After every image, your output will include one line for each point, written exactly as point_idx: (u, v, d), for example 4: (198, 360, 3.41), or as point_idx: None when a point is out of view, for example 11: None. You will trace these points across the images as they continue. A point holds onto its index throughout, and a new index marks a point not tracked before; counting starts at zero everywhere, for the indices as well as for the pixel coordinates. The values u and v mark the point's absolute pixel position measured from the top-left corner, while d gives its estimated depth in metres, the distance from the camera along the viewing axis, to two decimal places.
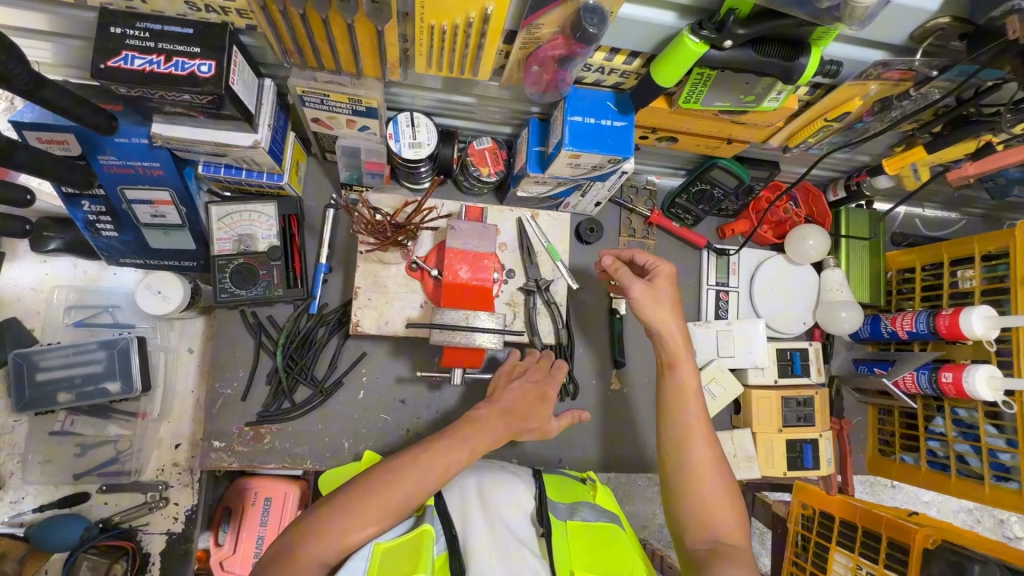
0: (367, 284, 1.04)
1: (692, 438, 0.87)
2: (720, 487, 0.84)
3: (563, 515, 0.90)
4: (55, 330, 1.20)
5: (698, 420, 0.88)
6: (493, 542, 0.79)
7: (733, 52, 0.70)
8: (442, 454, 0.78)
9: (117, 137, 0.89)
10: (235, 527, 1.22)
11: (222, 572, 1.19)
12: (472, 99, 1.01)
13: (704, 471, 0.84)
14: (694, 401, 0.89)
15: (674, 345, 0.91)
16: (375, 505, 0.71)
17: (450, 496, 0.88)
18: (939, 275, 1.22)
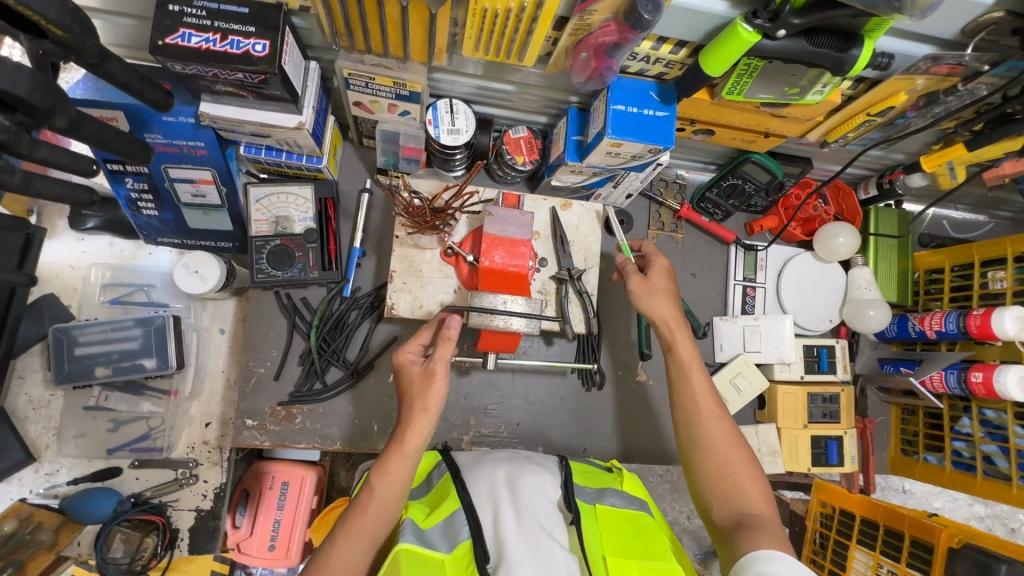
0: (402, 268, 1.05)
1: (706, 413, 0.88)
2: (741, 457, 0.84)
3: (590, 499, 0.90)
4: (91, 308, 1.22)
5: (707, 395, 0.89)
6: (522, 535, 0.80)
7: (786, 42, 0.71)
8: (385, 478, 0.83)
9: (166, 116, 0.90)
10: (253, 511, 1.23)
11: (240, 554, 1.21)
12: (511, 86, 1.02)
13: (723, 444, 0.85)
14: (700, 376, 0.91)
15: (673, 323, 0.95)
16: (347, 556, 0.78)
17: (479, 486, 0.89)
18: (969, 277, 1.22)
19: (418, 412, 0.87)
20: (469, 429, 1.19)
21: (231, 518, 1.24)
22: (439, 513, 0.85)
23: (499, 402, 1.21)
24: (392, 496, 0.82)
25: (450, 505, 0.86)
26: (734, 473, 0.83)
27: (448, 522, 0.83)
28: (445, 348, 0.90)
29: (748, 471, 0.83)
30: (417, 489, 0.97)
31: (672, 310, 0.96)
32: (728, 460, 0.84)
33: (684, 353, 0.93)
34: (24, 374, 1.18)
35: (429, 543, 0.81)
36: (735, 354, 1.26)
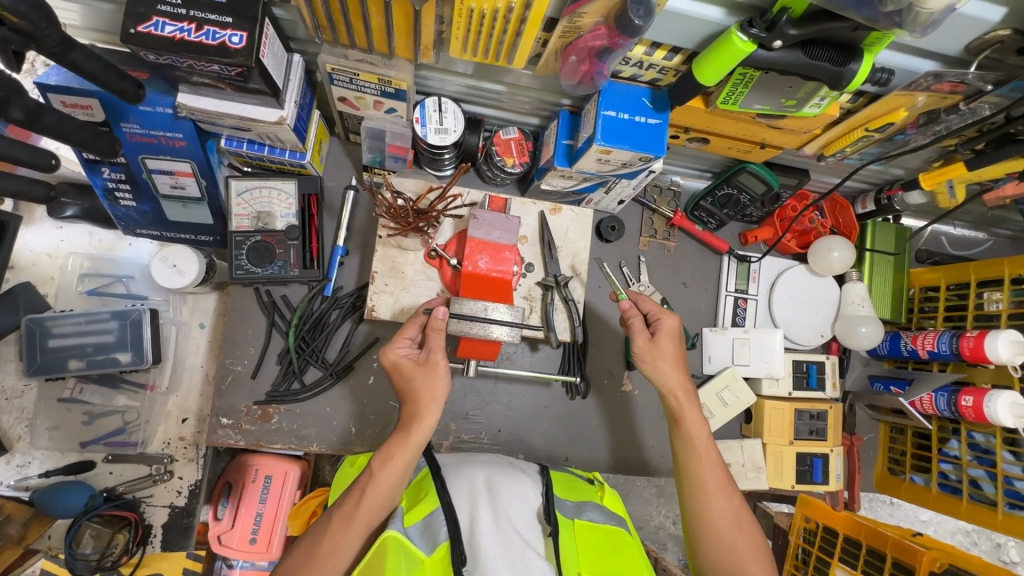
0: (384, 269, 1.02)
1: (715, 493, 0.86)
2: (749, 540, 0.84)
3: (570, 513, 0.89)
4: (68, 298, 1.20)
5: (716, 473, 0.88)
6: (500, 540, 0.79)
7: (781, 54, 0.68)
8: (387, 468, 0.83)
9: (143, 106, 0.87)
10: (235, 503, 1.20)
11: (220, 547, 1.19)
12: (501, 87, 0.99)
13: (730, 526, 0.84)
14: (711, 455, 0.89)
15: (684, 398, 0.92)
16: (340, 541, 0.81)
17: (458, 492, 0.88)
18: (964, 296, 1.19)
19: (426, 404, 0.87)
20: (449, 434, 1.17)
21: (212, 510, 1.21)
22: (418, 512, 0.85)
23: (481, 408, 1.19)
24: (392, 485, 0.83)
25: (429, 503, 0.86)
26: (739, 555, 0.83)
27: (426, 523, 0.83)
28: (437, 338, 0.90)
29: (755, 555, 0.83)
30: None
31: (683, 387, 0.92)
32: (735, 543, 0.83)
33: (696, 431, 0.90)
34: None
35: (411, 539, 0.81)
36: (723, 367, 1.24)
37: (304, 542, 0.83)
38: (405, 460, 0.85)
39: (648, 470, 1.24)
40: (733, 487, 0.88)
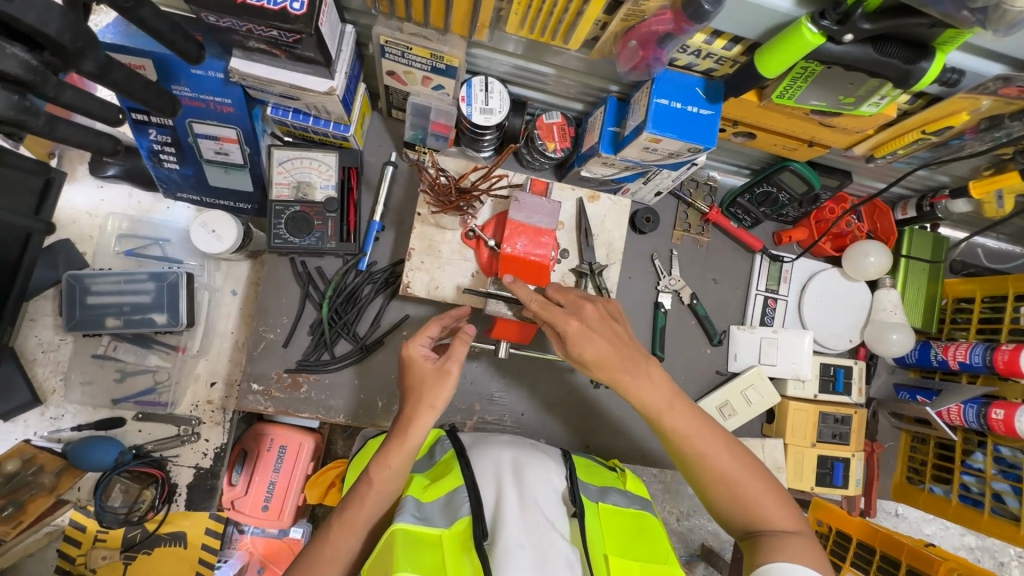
0: (420, 247, 1.03)
1: (711, 449, 0.83)
2: (761, 482, 0.82)
3: (594, 497, 0.90)
4: (106, 257, 1.21)
5: (703, 427, 0.84)
6: (524, 519, 0.79)
7: (851, 48, 0.67)
8: (382, 468, 0.82)
9: (194, 69, 0.88)
10: (249, 470, 1.26)
11: (233, 511, 1.25)
12: (550, 69, 0.98)
13: (738, 476, 0.82)
14: (682, 411, 0.84)
15: (624, 370, 0.82)
16: (340, 546, 0.79)
17: (484, 467, 0.89)
18: (999, 310, 1.18)
19: (424, 409, 0.82)
20: (473, 414, 1.17)
21: (228, 476, 1.28)
22: (441, 487, 0.85)
23: (505, 390, 1.19)
24: (388, 487, 0.82)
25: (452, 480, 0.86)
26: (757, 500, 0.81)
27: (448, 498, 0.83)
28: (460, 349, 0.86)
29: (772, 494, 0.82)
30: (420, 463, 0.98)
31: (620, 357, 0.82)
32: (748, 491, 0.81)
33: (655, 397, 0.83)
34: (35, 317, 1.19)
35: (428, 519, 0.81)
36: (749, 365, 1.23)
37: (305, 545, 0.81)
38: (404, 462, 0.82)
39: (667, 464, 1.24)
40: (723, 435, 0.85)
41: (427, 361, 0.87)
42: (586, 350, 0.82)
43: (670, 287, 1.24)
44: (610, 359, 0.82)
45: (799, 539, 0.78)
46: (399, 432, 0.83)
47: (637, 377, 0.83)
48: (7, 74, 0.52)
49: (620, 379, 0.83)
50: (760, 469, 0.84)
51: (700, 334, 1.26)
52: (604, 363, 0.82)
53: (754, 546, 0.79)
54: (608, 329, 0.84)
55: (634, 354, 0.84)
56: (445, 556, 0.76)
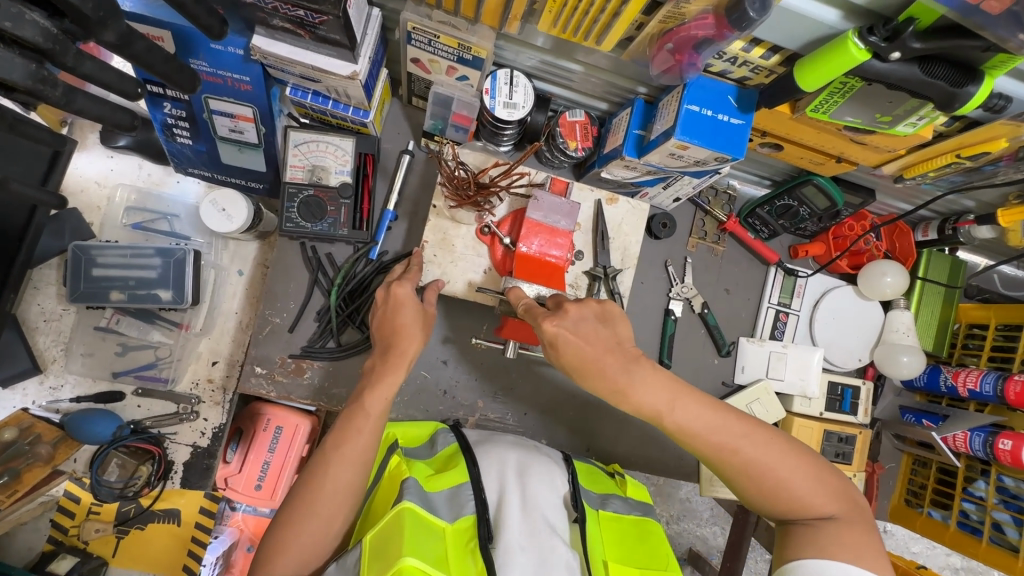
0: (433, 240, 1.01)
1: (735, 443, 0.79)
2: (793, 468, 0.78)
3: (595, 504, 0.90)
4: (113, 229, 1.20)
5: (724, 420, 0.80)
6: (526, 523, 0.79)
7: (897, 67, 0.65)
8: (377, 397, 0.83)
9: (214, 43, 0.85)
10: (245, 448, 1.22)
11: (226, 489, 1.21)
12: (577, 66, 0.96)
13: (768, 469, 0.78)
14: (693, 405, 0.80)
15: (619, 370, 0.80)
16: (340, 477, 0.79)
17: (489, 468, 0.89)
18: (1013, 339, 1.16)
19: (405, 334, 0.87)
20: (475, 411, 1.16)
21: (223, 452, 1.23)
22: (446, 479, 0.85)
23: (509, 389, 1.18)
24: (377, 416, 0.83)
25: (458, 475, 0.85)
26: (791, 492, 0.78)
27: (453, 492, 0.83)
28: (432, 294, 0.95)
29: (806, 480, 0.78)
30: (420, 449, 0.96)
31: (619, 359, 0.81)
32: (780, 481, 0.78)
33: (657, 395, 0.80)
34: (39, 285, 1.18)
35: (432, 508, 0.80)
36: (756, 379, 1.22)
37: (298, 484, 0.81)
38: (396, 381, 0.85)
39: (666, 471, 1.23)
40: (745, 423, 0.80)
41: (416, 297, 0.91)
42: (571, 354, 0.81)
43: (682, 295, 1.22)
44: (599, 365, 0.81)
45: (836, 526, 0.75)
46: (395, 361, 0.86)
47: (636, 380, 0.80)
48: (26, 41, 0.50)
49: (620, 387, 0.81)
50: (791, 453, 0.79)
51: (708, 345, 1.25)
52: (592, 372, 0.81)
53: (789, 536, 0.77)
54: (597, 333, 0.82)
55: (630, 353, 0.82)
56: (449, 551, 0.76)
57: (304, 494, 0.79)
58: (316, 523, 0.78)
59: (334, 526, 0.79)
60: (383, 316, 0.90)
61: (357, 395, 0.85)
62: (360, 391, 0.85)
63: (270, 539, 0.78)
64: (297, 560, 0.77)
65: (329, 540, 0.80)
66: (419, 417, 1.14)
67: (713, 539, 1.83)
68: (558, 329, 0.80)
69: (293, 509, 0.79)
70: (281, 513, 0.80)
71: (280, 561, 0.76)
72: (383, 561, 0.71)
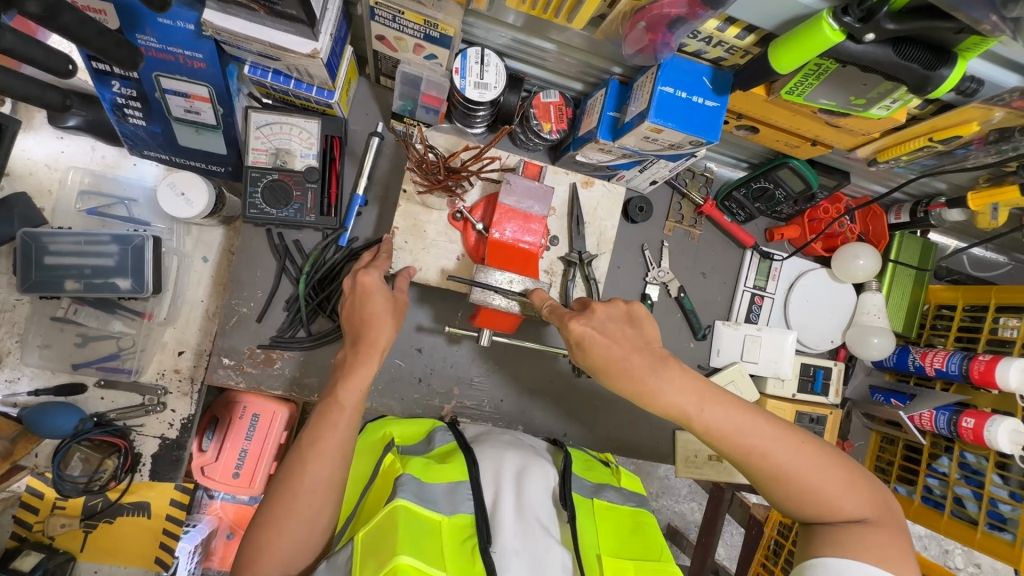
0: (404, 226, 0.99)
1: (765, 447, 0.78)
2: (821, 471, 0.78)
3: (588, 493, 0.91)
4: (66, 215, 1.14)
5: (750, 422, 0.79)
6: (520, 525, 0.80)
7: (871, 48, 0.63)
8: (351, 388, 0.82)
9: (162, 17, 0.80)
10: (220, 437, 1.19)
11: (202, 478, 1.19)
12: (551, 45, 0.92)
13: (797, 474, 0.78)
14: (720, 407, 0.79)
15: (648, 372, 0.78)
16: (315, 472, 0.77)
17: (488, 469, 0.88)
18: (979, 319, 1.19)
19: (377, 322, 0.85)
20: (451, 399, 1.15)
21: (198, 441, 1.21)
22: (442, 473, 0.84)
23: (486, 375, 1.17)
24: (349, 410, 0.81)
25: (455, 472, 0.85)
26: (822, 495, 0.77)
27: (451, 486, 0.83)
28: (403, 281, 0.93)
29: (836, 483, 0.78)
30: (416, 446, 0.95)
31: (645, 359, 0.78)
32: (808, 485, 0.78)
33: (687, 398, 0.78)
34: None
35: (430, 501, 0.79)
36: (731, 362, 1.23)
37: (276, 482, 0.79)
38: (369, 373, 0.83)
39: (643, 455, 1.24)
40: (773, 425, 0.80)
41: (385, 285, 0.89)
42: (599, 355, 0.79)
43: (659, 280, 1.22)
44: (624, 365, 0.78)
45: (868, 529, 0.76)
46: (366, 351, 0.84)
47: (664, 382, 0.78)
48: None
49: (645, 387, 0.78)
50: (823, 458, 0.79)
51: (685, 328, 1.25)
52: (617, 372, 0.79)
53: (817, 539, 0.78)
54: (624, 333, 0.80)
55: (657, 353, 0.79)
56: (445, 547, 0.75)
57: (282, 490, 0.77)
58: (296, 521, 0.77)
59: (314, 526, 0.78)
60: (351, 305, 0.88)
61: (331, 388, 0.83)
62: (333, 385, 0.83)
63: (252, 540, 0.77)
64: (277, 562, 0.76)
65: (314, 536, 0.79)
66: (394, 405, 1.12)
67: (691, 514, 1.88)
68: (586, 328, 0.79)
69: (274, 506, 0.77)
70: (263, 512, 0.78)
71: (263, 559, 0.75)
72: (378, 558, 0.70)
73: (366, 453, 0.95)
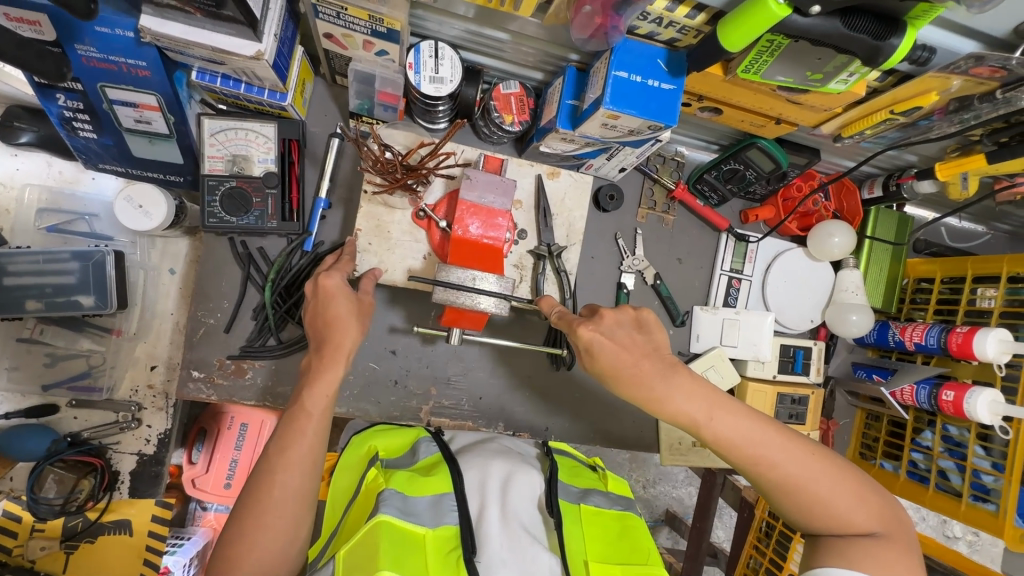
0: (367, 227, 0.97)
1: (774, 458, 0.77)
2: (833, 485, 0.77)
3: (575, 499, 0.90)
4: (25, 233, 1.12)
5: (762, 432, 0.78)
6: (506, 534, 0.79)
7: (818, 21, 0.61)
8: (317, 394, 0.80)
9: (98, 25, 0.77)
10: (209, 449, 1.30)
11: (194, 489, 1.29)
12: (505, 35, 0.90)
13: (808, 486, 0.76)
14: (728, 416, 0.78)
15: (658, 377, 0.78)
16: (286, 483, 0.75)
17: (473, 481, 0.87)
18: (957, 291, 1.18)
19: (337, 324, 0.83)
20: (429, 399, 1.14)
21: (188, 454, 1.31)
22: (429, 486, 0.83)
23: (463, 373, 1.15)
24: (319, 422, 0.79)
25: (441, 483, 0.84)
26: (831, 508, 0.76)
27: (436, 498, 0.82)
28: (368, 283, 0.91)
29: (847, 496, 0.76)
30: (402, 459, 0.94)
31: (656, 364, 0.79)
32: (819, 497, 0.76)
33: (696, 405, 0.77)
34: None
35: (412, 514, 0.79)
36: (711, 347, 1.22)
37: (242, 494, 0.75)
38: (336, 378, 0.82)
39: (629, 446, 1.23)
40: (783, 436, 0.78)
41: (348, 287, 0.87)
42: (607, 361, 0.80)
43: (634, 268, 1.20)
44: (637, 373, 0.79)
45: (878, 543, 0.75)
46: (330, 355, 0.82)
47: (675, 389, 0.78)
48: None
49: (658, 396, 0.78)
50: (833, 469, 0.77)
51: (663, 314, 1.24)
52: (628, 380, 0.79)
53: (823, 549, 0.77)
54: (634, 339, 0.82)
55: (668, 360, 0.80)
56: (429, 559, 0.75)
57: (249, 501, 0.74)
58: (266, 536, 0.73)
59: (288, 538, 0.75)
60: (314, 310, 0.86)
61: (296, 395, 0.81)
62: (299, 391, 0.81)
63: (219, 559, 0.72)
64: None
65: (287, 552, 0.75)
66: (371, 409, 1.11)
67: (688, 499, 1.88)
68: (594, 334, 0.80)
69: (242, 520, 0.73)
70: (230, 526, 0.74)
71: None
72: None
73: (351, 469, 0.95)
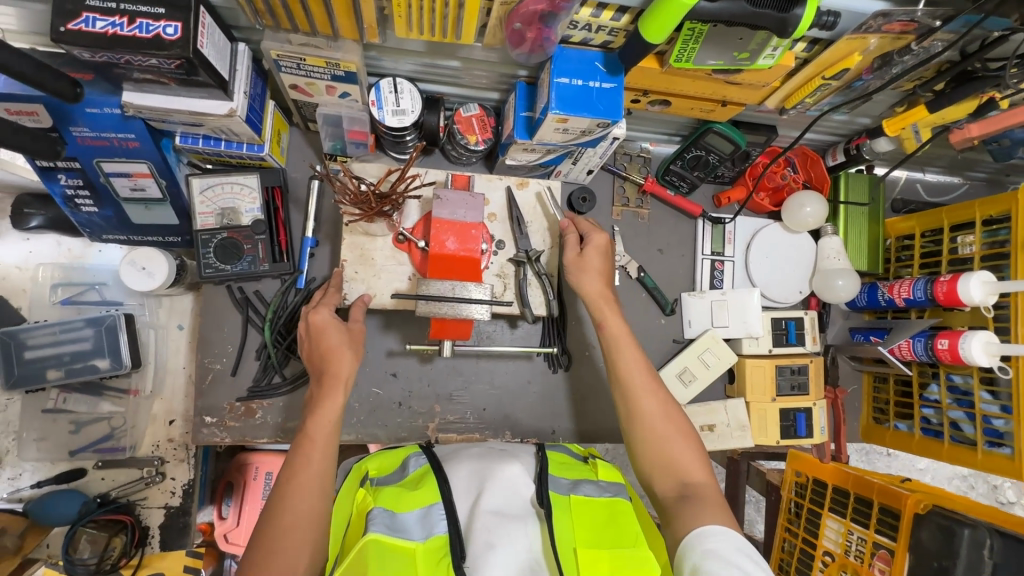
0: (353, 257, 1.02)
1: (640, 394, 0.91)
2: (672, 435, 0.88)
3: (566, 491, 0.83)
4: (43, 309, 1.19)
5: (637, 372, 0.94)
6: (501, 526, 0.75)
7: (724, 4, 0.67)
8: (320, 421, 0.85)
9: (89, 107, 0.85)
10: (238, 502, 1.33)
11: (228, 543, 1.31)
12: (456, 63, 0.97)
13: (660, 429, 0.88)
14: (628, 348, 0.96)
15: None
16: (299, 507, 0.78)
17: (460, 483, 0.83)
18: (939, 242, 1.19)
19: (333, 354, 0.91)
20: (434, 416, 1.17)
21: (218, 510, 1.34)
22: (414, 499, 0.79)
23: (463, 388, 1.19)
24: (324, 447, 0.84)
25: (429, 495, 0.80)
26: (668, 449, 0.87)
27: (425, 511, 0.78)
28: (359, 312, 0.99)
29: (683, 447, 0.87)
30: (393, 475, 0.88)
31: None
32: (658, 434, 0.88)
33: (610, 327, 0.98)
34: None
35: (403, 531, 0.75)
36: (703, 330, 1.24)
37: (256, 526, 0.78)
38: (338, 405, 0.88)
39: None
40: (656, 385, 0.93)
41: (337, 320, 0.94)
42: None
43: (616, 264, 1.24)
44: None
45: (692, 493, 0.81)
46: (330, 383, 0.88)
47: None
48: None
49: None
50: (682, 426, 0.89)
51: (652, 306, 1.27)
52: None
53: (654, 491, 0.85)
54: None
55: None
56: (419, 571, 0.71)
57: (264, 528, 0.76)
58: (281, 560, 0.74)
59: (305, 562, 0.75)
60: (311, 345, 0.94)
61: (301, 426, 0.87)
62: (303, 422, 0.86)
63: None
64: None
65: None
66: (378, 433, 1.15)
67: None
68: None
69: (259, 552, 0.74)
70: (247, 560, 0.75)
71: None
72: None
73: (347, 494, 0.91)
